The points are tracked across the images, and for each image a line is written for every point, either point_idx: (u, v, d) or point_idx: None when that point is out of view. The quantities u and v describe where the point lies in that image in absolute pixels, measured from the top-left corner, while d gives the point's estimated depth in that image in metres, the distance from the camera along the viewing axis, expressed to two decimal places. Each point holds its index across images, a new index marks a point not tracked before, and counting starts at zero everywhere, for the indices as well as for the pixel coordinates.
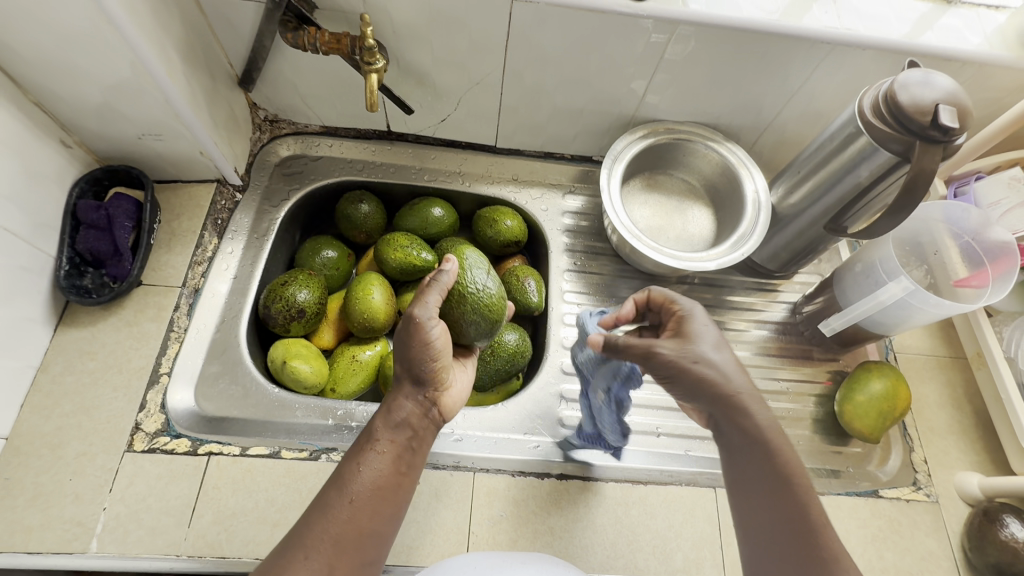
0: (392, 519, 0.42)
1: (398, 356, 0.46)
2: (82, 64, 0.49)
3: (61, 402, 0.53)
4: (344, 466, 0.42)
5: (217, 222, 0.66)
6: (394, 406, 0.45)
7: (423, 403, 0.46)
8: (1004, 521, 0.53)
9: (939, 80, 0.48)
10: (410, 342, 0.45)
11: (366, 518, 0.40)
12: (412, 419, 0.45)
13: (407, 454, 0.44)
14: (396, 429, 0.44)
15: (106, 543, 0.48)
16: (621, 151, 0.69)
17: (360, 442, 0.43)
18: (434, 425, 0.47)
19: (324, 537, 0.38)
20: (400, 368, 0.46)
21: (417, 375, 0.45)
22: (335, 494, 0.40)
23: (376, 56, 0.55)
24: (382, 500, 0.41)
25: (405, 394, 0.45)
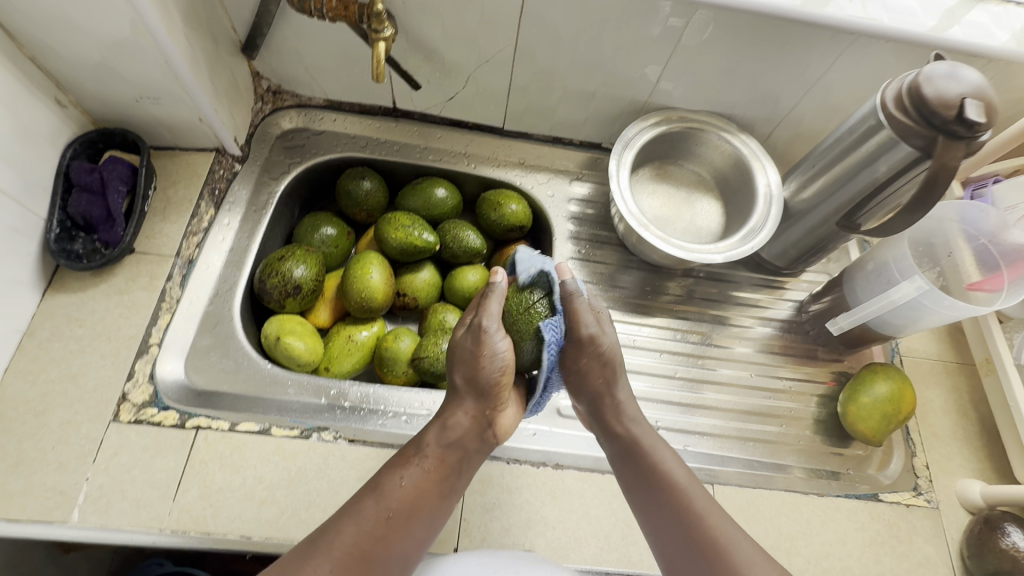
0: (420, 542, 0.41)
1: (460, 368, 0.46)
2: (79, 19, 0.47)
3: (47, 368, 0.51)
4: (385, 475, 0.43)
5: (215, 192, 0.64)
6: (452, 419, 0.45)
7: (479, 423, 0.46)
8: (1005, 529, 0.52)
9: (966, 73, 0.46)
10: (477, 351, 0.45)
11: (396, 534, 0.40)
12: (464, 437, 0.45)
13: (452, 474, 0.44)
14: (447, 445, 0.45)
15: (87, 514, 0.46)
16: (633, 137, 0.67)
17: (407, 452, 0.44)
18: (486, 445, 0.47)
19: (349, 548, 0.38)
20: (460, 379, 0.47)
21: (479, 390, 0.46)
22: (370, 502, 0.40)
23: (384, 23, 0.53)
24: (415, 517, 0.41)
25: (463, 409, 0.46)
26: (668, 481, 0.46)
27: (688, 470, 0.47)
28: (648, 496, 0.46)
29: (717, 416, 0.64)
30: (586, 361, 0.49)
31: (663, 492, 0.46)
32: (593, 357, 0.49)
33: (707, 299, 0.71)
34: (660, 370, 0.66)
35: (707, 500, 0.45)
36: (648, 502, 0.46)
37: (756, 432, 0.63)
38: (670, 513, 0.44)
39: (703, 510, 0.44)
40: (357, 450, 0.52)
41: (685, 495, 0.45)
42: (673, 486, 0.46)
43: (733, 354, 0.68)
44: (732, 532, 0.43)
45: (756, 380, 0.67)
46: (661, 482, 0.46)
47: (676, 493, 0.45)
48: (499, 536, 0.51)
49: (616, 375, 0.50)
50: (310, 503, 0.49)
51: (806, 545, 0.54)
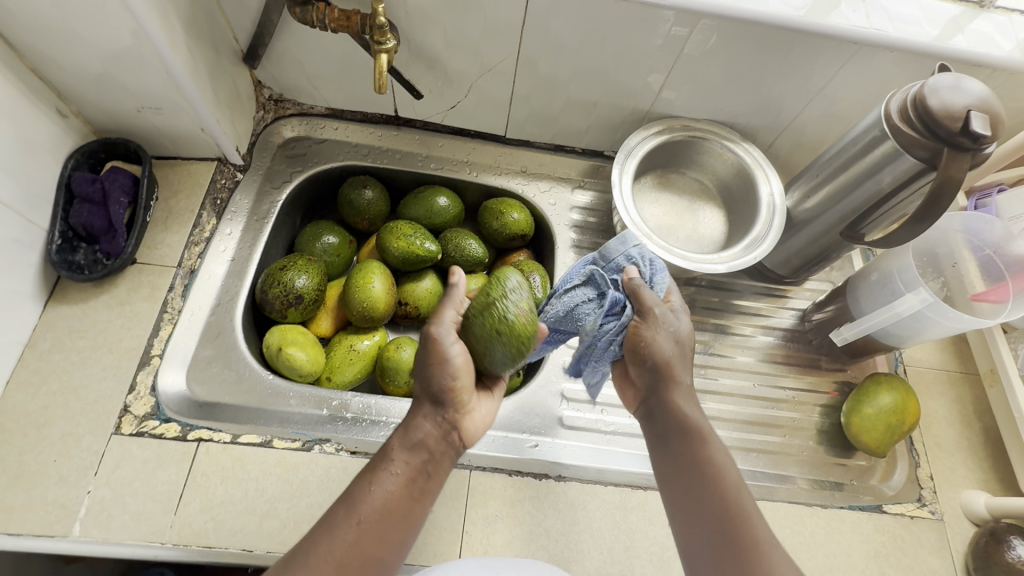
0: (397, 548, 0.40)
1: (420, 376, 0.45)
2: (81, 30, 0.47)
3: (48, 380, 0.51)
4: (355, 483, 0.41)
5: (216, 202, 0.64)
6: (413, 424, 0.44)
7: (444, 426, 0.45)
8: (1010, 542, 0.52)
9: (971, 85, 0.46)
10: (431, 358, 0.44)
11: (370, 542, 0.38)
12: (429, 441, 0.43)
13: (421, 479, 0.42)
14: (412, 449, 0.42)
15: (89, 528, 0.46)
16: (635, 146, 0.67)
17: (374, 461, 0.42)
18: (453, 449, 0.45)
19: (326, 558, 0.37)
20: (420, 387, 0.45)
21: (437, 396, 0.45)
22: (342, 512, 0.39)
23: (387, 35, 0.53)
24: (388, 524, 0.40)
25: (425, 414, 0.44)
26: (711, 472, 0.42)
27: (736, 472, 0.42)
28: (691, 487, 0.42)
29: (720, 426, 0.63)
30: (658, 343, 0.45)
31: (702, 479, 0.42)
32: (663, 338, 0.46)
33: (710, 308, 0.71)
34: None
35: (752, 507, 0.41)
36: (686, 492, 0.42)
37: (759, 443, 0.63)
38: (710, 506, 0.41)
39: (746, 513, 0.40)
40: (358, 462, 0.52)
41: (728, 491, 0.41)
42: (718, 482, 0.42)
43: (736, 364, 0.68)
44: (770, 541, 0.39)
45: (759, 390, 0.66)
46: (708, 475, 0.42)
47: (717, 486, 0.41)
48: (501, 549, 0.50)
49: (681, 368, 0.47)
50: (312, 516, 0.49)
51: (810, 558, 0.54)
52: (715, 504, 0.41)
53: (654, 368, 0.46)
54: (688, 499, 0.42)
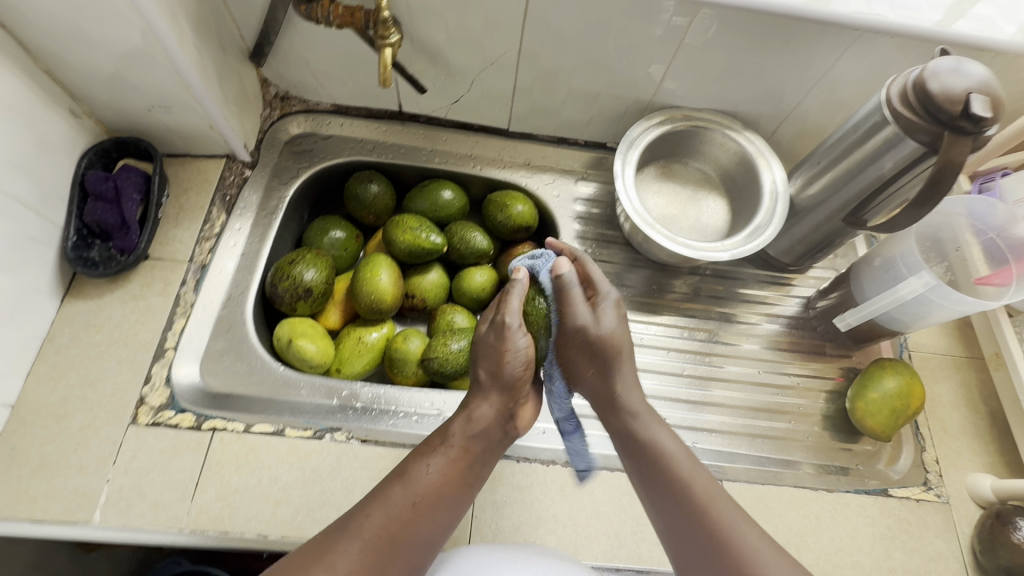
0: (443, 530, 0.41)
1: (485, 363, 0.47)
2: (93, 31, 0.48)
3: (67, 373, 0.53)
4: (411, 463, 0.42)
5: (226, 198, 0.65)
6: (475, 412, 0.45)
7: (503, 416, 0.46)
8: (1016, 523, 0.52)
9: (972, 68, 0.46)
10: (500, 347, 0.46)
11: (422, 521, 0.40)
12: (489, 429, 0.45)
13: (475, 465, 0.44)
14: (471, 436, 0.44)
15: (109, 515, 0.47)
16: (637, 137, 0.67)
17: (432, 441, 0.44)
18: (507, 438, 0.47)
19: (379, 532, 0.38)
20: (484, 374, 0.47)
21: (503, 384, 0.46)
22: (398, 488, 0.40)
23: (390, 29, 0.54)
24: (440, 506, 0.41)
25: (488, 402, 0.46)
26: (665, 459, 0.45)
27: (685, 448, 0.46)
28: (646, 471, 0.46)
29: (725, 413, 0.64)
30: (603, 317, 0.50)
31: (659, 469, 0.45)
32: (609, 310, 0.51)
33: (714, 297, 0.71)
34: (667, 367, 0.66)
35: (710, 484, 0.44)
36: (650, 483, 0.45)
37: (764, 429, 0.63)
38: (670, 492, 0.44)
39: (703, 494, 0.43)
40: (369, 450, 0.53)
41: (684, 476, 0.44)
42: (675, 468, 0.45)
43: (740, 352, 0.68)
44: (732, 512, 0.42)
45: (763, 377, 0.67)
46: (664, 463, 0.45)
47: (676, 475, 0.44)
48: (510, 534, 0.51)
49: (626, 342, 0.51)
50: (325, 503, 0.50)
51: (816, 540, 0.54)
52: (676, 486, 0.44)
53: (586, 343, 0.50)
54: (652, 486, 0.45)
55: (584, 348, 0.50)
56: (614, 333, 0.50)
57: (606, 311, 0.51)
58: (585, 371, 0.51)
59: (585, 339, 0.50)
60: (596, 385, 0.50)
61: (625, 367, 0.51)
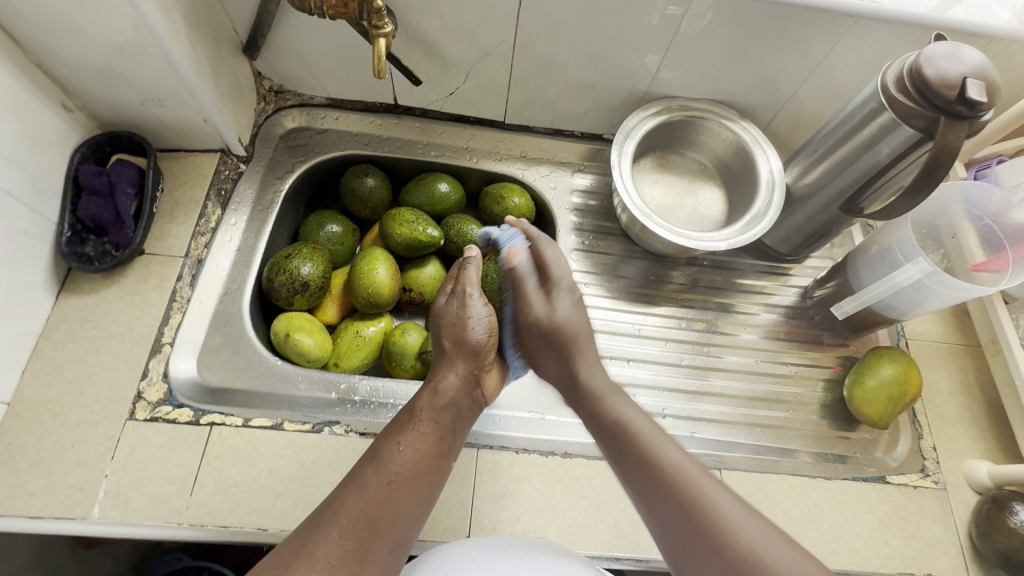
0: (423, 506, 0.41)
1: (448, 332, 0.49)
2: (85, 23, 0.47)
3: (63, 369, 0.52)
4: (382, 445, 0.42)
5: (221, 193, 0.65)
6: (441, 383, 0.46)
7: (469, 384, 0.47)
8: (1013, 508, 0.52)
9: (968, 53, 0.46)
10: (464, 316, 0.49)
11: (401, 498, 0.39)
12: (457, 399, 0.46)
13: (448, 436, 0.44)
14: (440, 409, 0.44)
15: (108, 509, 0.47)
16: (633, 127, 0.67)
17: (400, 421, 0.43)
18: (475, 406, 0.48)
19: (357, 515, 0.37)
20: (448, 345, 0.49)
21: (467, 353, 0.48)
22: (371, 470, 0.39)
23: (384, 19, 0.53)
24: (418, 482, 0.40)
25: (453, 371, 0.47)
26: (631, 436, 0.44)
27: (650, 422, 0.45)
28: (620, 454, 0.44)
29: (723, 403, 0.64)
30: (557, 305, 0.53)
31: (626, 445, 0.44)
32: (564, 299, 0.54)
33: (712, 287, 0.71)
34: (665, 358, 0.66)
35: (682, 456, 0.42)
36: (619, 458, 0.45)
37: (763, 418, 0.64)
38: (638, 468, 0.43)
39: (671, 464, 0.42)
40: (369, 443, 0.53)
41: (655, 452, 0.43)
42: (642, 440, 0.44)
43: (738, 342, 0.68)
44: (707, 484, 0.40)
45: (761, 366, 0.67)
46: (630, 440, 0.44)
47: (643, 449, 0.43)
48: (510, 524, 0.51)
49: (587, 333, 0.53)
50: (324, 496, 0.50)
51: (814, 528, 0.54)
52: (647, 465, 0.42)
53: (545, 335, 0.53)
54: (620, 462, 0.44)
55: (543, 331, 0.53)
56: (570, 322, 0.53)
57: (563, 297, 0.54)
58: (547, 361, 0.53)
59: (541, 327, 0.53)
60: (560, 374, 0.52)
61: (585, 350, 0.52)
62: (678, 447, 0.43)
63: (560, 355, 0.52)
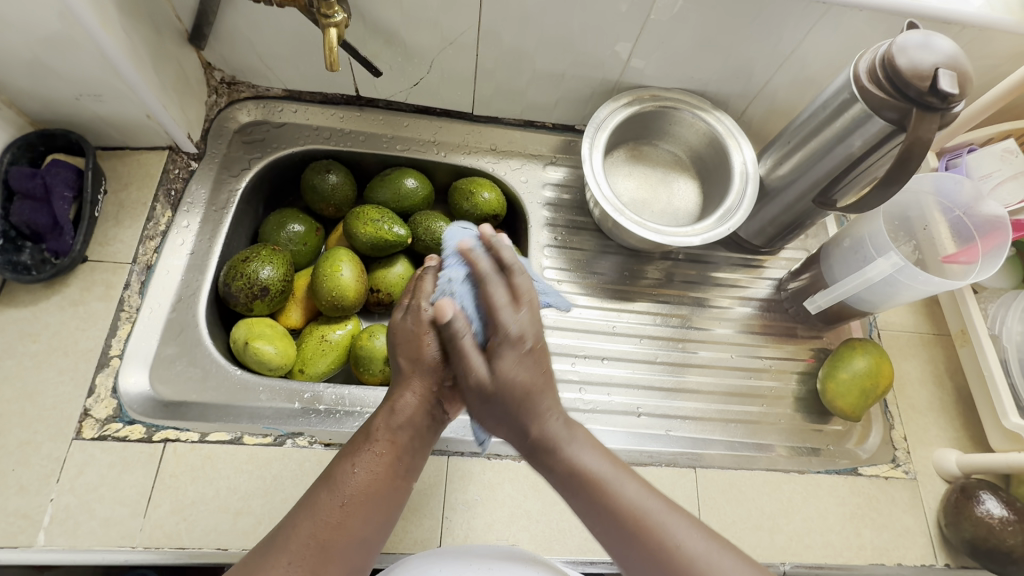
0: (379, 527, 0.38)
1: (405, 349, 0.43)
2: (1, 13, 0.43)
3: (1, 387, 0.49)
4: (337, 465, 0.39)
5: (171, 193, 0.61)
6: (399, 402, 0.41)
7: (429, 402, 0.42)
8: (980, 497, 0.53)
9: (940, 42, 0.45)
10: (420, 329, 0.43)
11: (356, 521, 0.37)
12: (417, 417, 0.41)
13: (408, 455, 0.41)
14: (398, 428, 0.41)
15: (54, 536, 0.45)
16: (605, 119, 0.65)
17: (356, 439, 0.41)
18: (439, 423, 0.44)
19: (307, 542, 0.35)
20: (405, 361, 0.43)
21: (425, 367, 0.43)
22: (324, 493, 0.37)
23: (335, 8, 0.50)
24: (372, 503, 0.38)
25: (411, 387, 0.42)
26: (591, 484, 0.39)
27: (609, 461, 0.41)
28: (579, 501, 0.40)
29: (699, 399, 0.63)
30: (503, 364, 0.40)
31: (592, 498, 0.39)
32: (510, 355, 0.40)
33: (687, 281, 0.70)
34: (641, 355, 0.65)
35: (641, 492, 0.40)
36: (582, 507, 0.40)
37: (738, 414, 0.63)
38: (607, 519, 0.39)
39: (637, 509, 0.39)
40: (334, 454, 0.51)
41: (616, 496, 0.39)
42: (601, 488, 0.39)
43: (713, 336, 0.68)
44: (670, 521, 0.38)
45: (736, 360, 0.67)
46: (589, 490, 0.39)
47: (609, 500, 0.39)
48: (482, 533, 0.50)
49: (541, 376, 0.40)
50: (287, 512, 0.48)
51: (788, 523, 0.54)
52: (608, 514, 0.39)
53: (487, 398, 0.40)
54: (584, 511, 0.40)
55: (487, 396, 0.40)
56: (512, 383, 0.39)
57: (511, 353, 0.40)
58: (492, 421, 0.42)
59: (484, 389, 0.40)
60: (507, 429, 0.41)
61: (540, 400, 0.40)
62: (637, 484, 0.40)
63: (508, 418, 0.41)
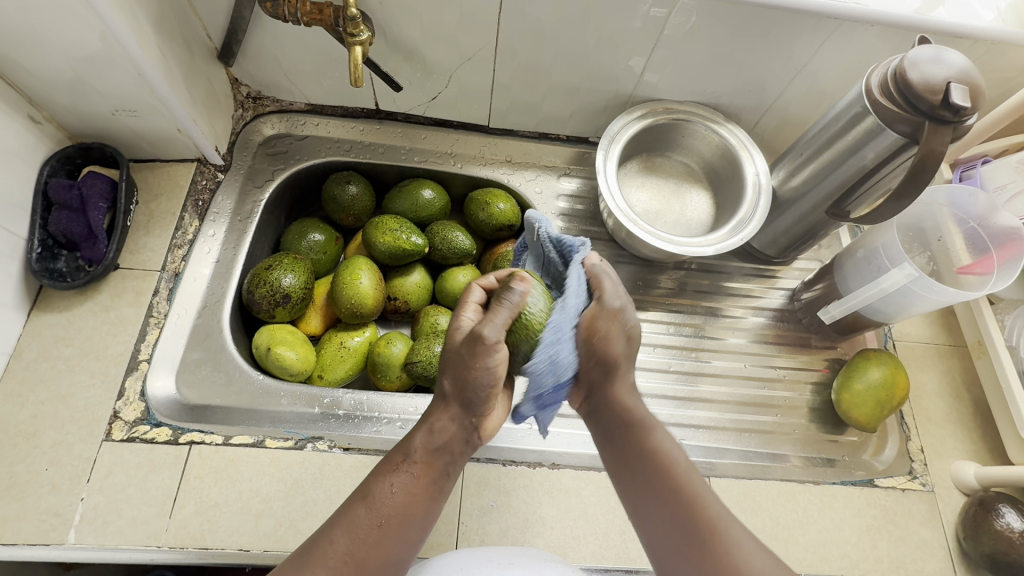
0: (412, 546, 0.40)
1: (452, 373, 0.41)
2: (46, 34, 0.46)
3: (36, 389, 0.51)
4: (374, 482, 0.40)
5: (198, 204, 0.63)
6: (439, 427, 0.41)
7: (466, 427, 0.43)
8: (999, 510, 0.52)
9: (951, 56, 0.45)
10: (472, 363, 0.39)
11: (391, 542, 0.38)
12: (454, 442, 0.42)
13: (441, 478, 0.42)
14: (435, 450, 0.41)
15: (84, 534, 0.46)
16: (618, 131, 0.66)
17: (394, 457, 0.41)
18: (472, 445, 0.45)
19: (344, 558, 0.37)
20: (450, 386, 0.42)
21: (470, 399, 0.41)
22: (362, 512, 0.38)
23: (360, 27, 0.52)
24: (406, 524, 0.39)
25: (452, 414, 0.42)
26: (665, 471, 0.42)
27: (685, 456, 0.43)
28: (643, 486, 0.42)
29: (713, 409, 0.64)
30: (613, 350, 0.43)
31: (657, 484, 0.42)
32: (619, 339, 0.43)
33: (700, 291, 0.71)
34: (654, 364, 0.66)
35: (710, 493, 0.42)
36: (645, 491, 0.42)
37: (752, 423, 0.63)
38: (664, 506, 0.41)
39: (701, 510, 0.40)
40: (353, 458, 0.52)
41: (686, 489, 0.41)
42: (680, 476, 0.42)
43: (726, 346, 0.68)
44: (731, 527, 0.39)
45: (750, 370, 0.67)
46: (660, 476, 0.42)
47: (673, 487, 0.41)
48: (498, 538, 0.51)
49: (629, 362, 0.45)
50: (307, 514, 0.49)
51: (803, 533, 0.54)
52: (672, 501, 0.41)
53: (591, 369, 0.44)
54: (645, 497, 0.42)
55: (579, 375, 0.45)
56: (617, 359, 0.44)
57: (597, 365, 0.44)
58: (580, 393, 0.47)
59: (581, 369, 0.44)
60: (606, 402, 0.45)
61: (624, 375, 0.45)
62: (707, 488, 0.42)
63: (596, 390, 0.45)
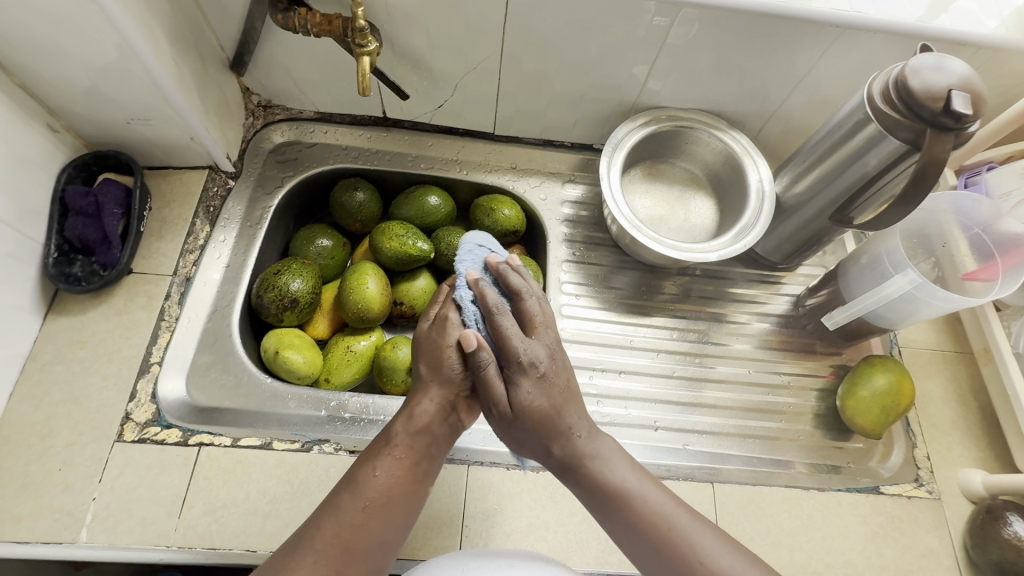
0: (398, 528, 0.41)
1: (427, 357, 0.47)
2: (67, 45, 0.47)
3: (51, 391, 0.52)
4: (359, 469, 0.42)
5: (209, 210, 0.64)
6: (417, 408, 0.44)
7: (445, 408, 0.45)
8: (1007, 519, 0.52)
9: (953, 64, 0.46)
10: (442, 342, 0.46)
11: (376, 522, 0.39)
12: (433, 423, 0.44)
13: (424, 461, 0.43)
14: (416, 433, 0.43)
15: (96, 533, 0.47)
16: (622, 139, 0.67)
17: (377, 444, 0.43)
18: (454, 430, 0.46)
19: (332, 540, 0.38)
20: (426, 369, 0.46)
21: (445, 377, 0.46)
22: (347, 495, 0.40)
23: (368, 37, 0.53)
24: (391, 506, 0.40)
25: (430, 396, 0.45)
26: (616, 494, 0.43)
27: (634, 473, 0.44)
28: (607, 515, 0.43)
29: (717, 415, 0.64)
30: (523, 393, 0.44)
31: (616, 509, 0.42)
32: (529, 384, 0.44)
33: (704, 297, 0.71)
34: (658, 370, 0.66)
35: (664, 499, 0.43)
36: (607, 518, 0.43)
37: (756, 429, 0.63)
38: (630, 527, 0.42)
39: (660, 517, 0.41)
40: None
41: (639, 507, 0.42)
42: (626, 498, 0.42)
43: (731, 352, 0.68)
44: (693, 530, 0.41)
45: (754, 376, 0.67)
46: (614, 500, 0.43)
47: (631, 511, 0.42)
48: (501, 541, 0.51)
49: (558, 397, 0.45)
50: None
51: (808, 540, 0.54)
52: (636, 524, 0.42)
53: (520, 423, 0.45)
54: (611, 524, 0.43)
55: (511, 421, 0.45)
56: (540, 406, 0.44)
57: (528, 381, 0.44)
58: (517, 443, 0.46)
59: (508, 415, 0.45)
60: (535, 446, 0.46)
61: (569, 415, 0.45)
62: (659, 494, 0.43)
63: (537, 440, 0.45)
